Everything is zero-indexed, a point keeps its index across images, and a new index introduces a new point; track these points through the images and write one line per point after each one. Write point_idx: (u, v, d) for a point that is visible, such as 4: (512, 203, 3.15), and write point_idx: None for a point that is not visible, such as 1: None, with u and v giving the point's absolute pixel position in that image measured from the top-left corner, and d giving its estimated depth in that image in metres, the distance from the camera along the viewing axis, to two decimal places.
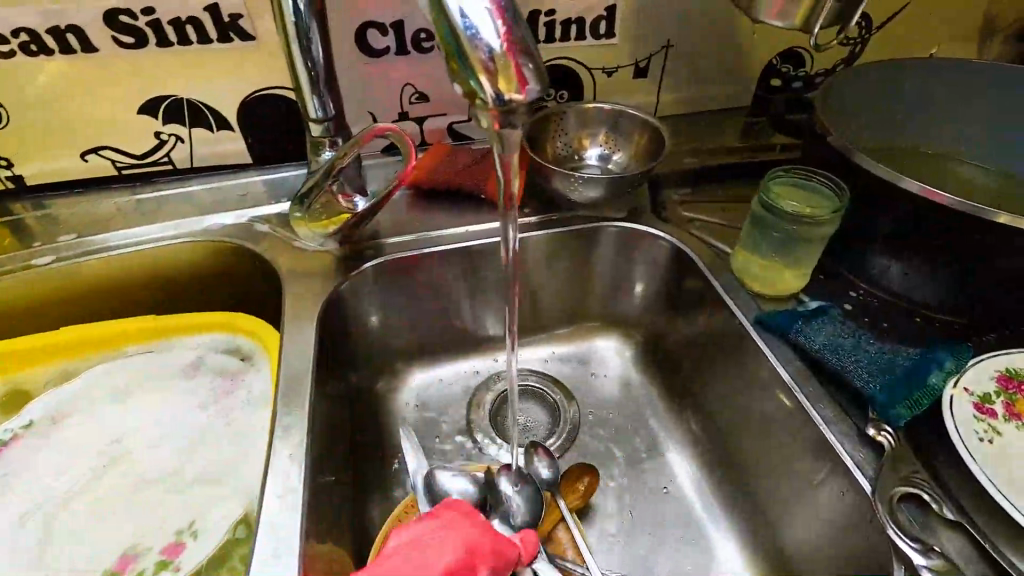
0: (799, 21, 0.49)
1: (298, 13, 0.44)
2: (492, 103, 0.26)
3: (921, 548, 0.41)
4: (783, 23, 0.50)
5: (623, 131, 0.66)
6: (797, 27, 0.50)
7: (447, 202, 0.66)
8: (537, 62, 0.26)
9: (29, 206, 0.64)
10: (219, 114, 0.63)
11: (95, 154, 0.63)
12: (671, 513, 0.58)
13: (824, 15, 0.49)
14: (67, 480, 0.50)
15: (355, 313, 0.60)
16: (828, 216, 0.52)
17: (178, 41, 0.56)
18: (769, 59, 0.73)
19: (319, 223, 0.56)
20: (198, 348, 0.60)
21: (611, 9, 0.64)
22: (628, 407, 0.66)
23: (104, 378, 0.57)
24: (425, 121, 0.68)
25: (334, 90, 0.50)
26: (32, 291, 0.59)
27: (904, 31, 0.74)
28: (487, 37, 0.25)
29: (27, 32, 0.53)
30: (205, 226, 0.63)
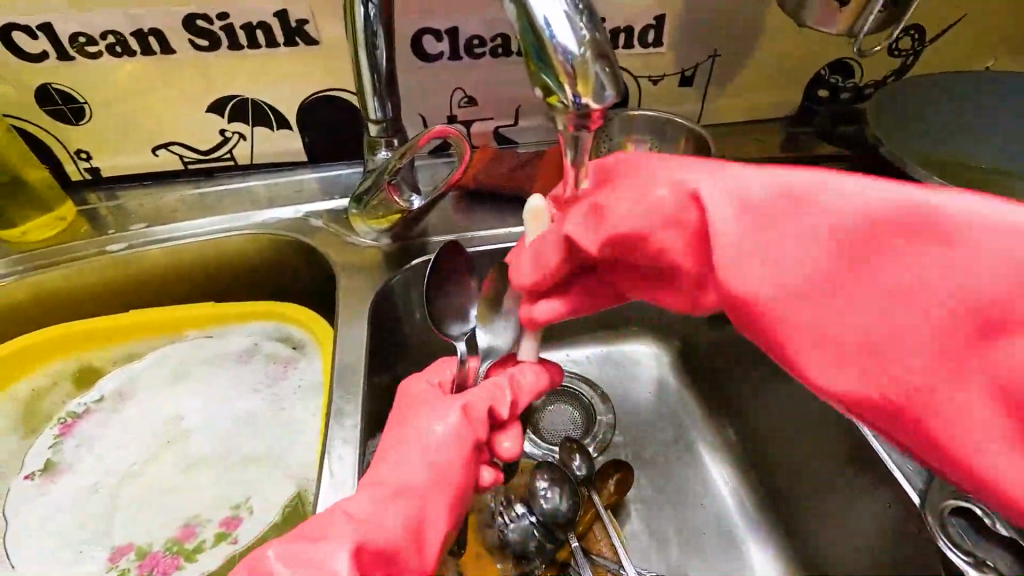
0: (845, 26, 0.49)
1: (367, 19, 0.47)
2: (569, 106, 0.27)
3: (974, 561, 0.43)
4: (829, 29, 0.50)
5: (667, 138, 0.67)
6: (843, 31, 0.50)
7: (491, 204, 0.68)
8: (614, 67, 0.27)
9: (104, 197, 0.68)
10: (280, 113, 0.66)
11: (165, 149, 0.67)
12: (705, 517, 0.59)
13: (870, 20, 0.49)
14: (134, 453, 0.54)
15: (401, 307, 0.62)
16: None
17: (247, 44, 0.60)
18: (817, 70, 0.72)
19: (374, 219, 0.58)
20: (253, 335, 0.63)
21: (660, 18, 0.65)
22: (663, 410, 0.66)
23: (168, 359, 0.61)
24: (473, 124, 0.70)
25: (394, 92, 0.52)
26: (105, 276, 0.63)
27: (960, 42, 0.73)
28: (567, 42, 0.26)
29: (113, 35, 0.57)
30: (263, 219, 0.66)
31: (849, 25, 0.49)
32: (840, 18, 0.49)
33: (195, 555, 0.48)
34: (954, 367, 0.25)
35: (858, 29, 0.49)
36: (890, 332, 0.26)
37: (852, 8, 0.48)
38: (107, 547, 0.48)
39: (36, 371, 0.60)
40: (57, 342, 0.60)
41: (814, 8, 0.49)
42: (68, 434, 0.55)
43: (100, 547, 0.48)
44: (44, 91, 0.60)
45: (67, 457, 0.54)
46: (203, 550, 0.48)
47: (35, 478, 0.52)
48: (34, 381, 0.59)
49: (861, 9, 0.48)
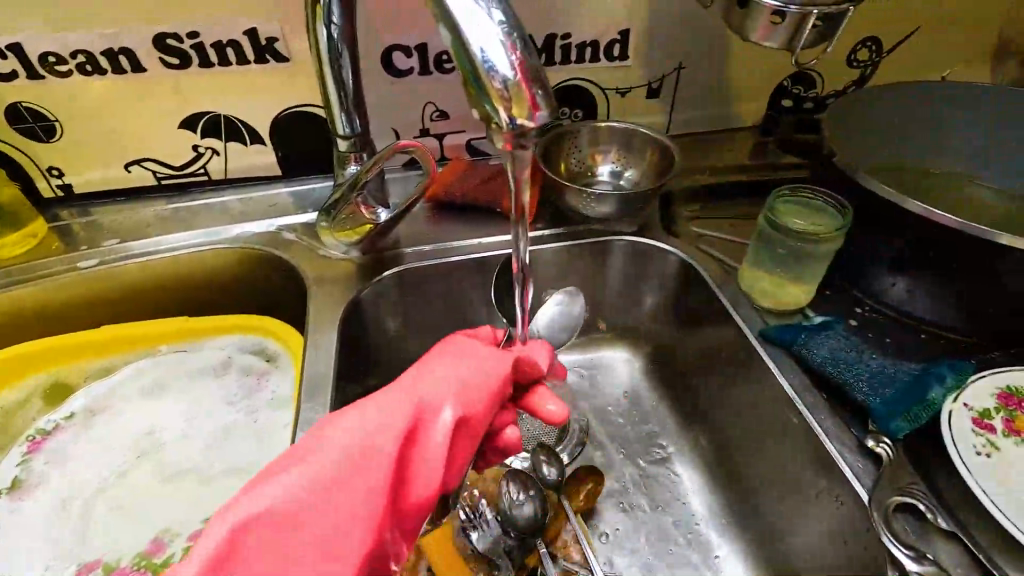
0: (784, 40, 0.51)
1: (331, 39, 0.48)
2: (505, 127, 0.29)
3: (914, 555, 0.42)
4: (771, 42, 0.52)
5: (634, 149, 0.69)
6: (781, 44, 0.52)
7: (463, 215, 0.69)
8: (546, 88, 0.28)
9: (76, 213, 0.69)
10: (253, 129, 0.67)
11: (138, 165, 0.68)
12: (674, 521, 0.60)
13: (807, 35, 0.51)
14: (103, 470, 0.54)
15: (374, 318, 0.63)
16: (831, 234, 0.54)
17: (218, 62, 0.61)
18: (779, 81, 0.75)
19: (343, 232, 0.59)
20: (227, 349, 0.63)
21: (624, 33, 0.67)
22: (634, 415, 0.67)
23: (140, 374, 0.61)
24: (445, 137, 0.71)
25: (360, 109, 0.53)
26: (77, 292, 0.63)
27: (915, 53, 0.76)
28: (501, 67, 0.27)
29: (83, 54, 0.58)
30: (237, 233, 0.67)
31: (786, 38, 0.51)
32: (777, 33, 0.51)
33: (162, 570, 0.48)
34: None
35: (795, 41, 0.51)
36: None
37: (790, 23, 0.49)
38: (73, 564, 0.48)
39: (5, 388, 0.60)
40: (27, 359, 0.60)
41: (756, 21, 0.51)
42: (36, 451, 0.55)
43: (66, 564, 0.48)
44: (15, 109, 0.61)
45: (35, 474, 0.54)
46: (171, 565, 0.48)
47: (2, 496, 0.52)
48: (3, 398, 0.59)
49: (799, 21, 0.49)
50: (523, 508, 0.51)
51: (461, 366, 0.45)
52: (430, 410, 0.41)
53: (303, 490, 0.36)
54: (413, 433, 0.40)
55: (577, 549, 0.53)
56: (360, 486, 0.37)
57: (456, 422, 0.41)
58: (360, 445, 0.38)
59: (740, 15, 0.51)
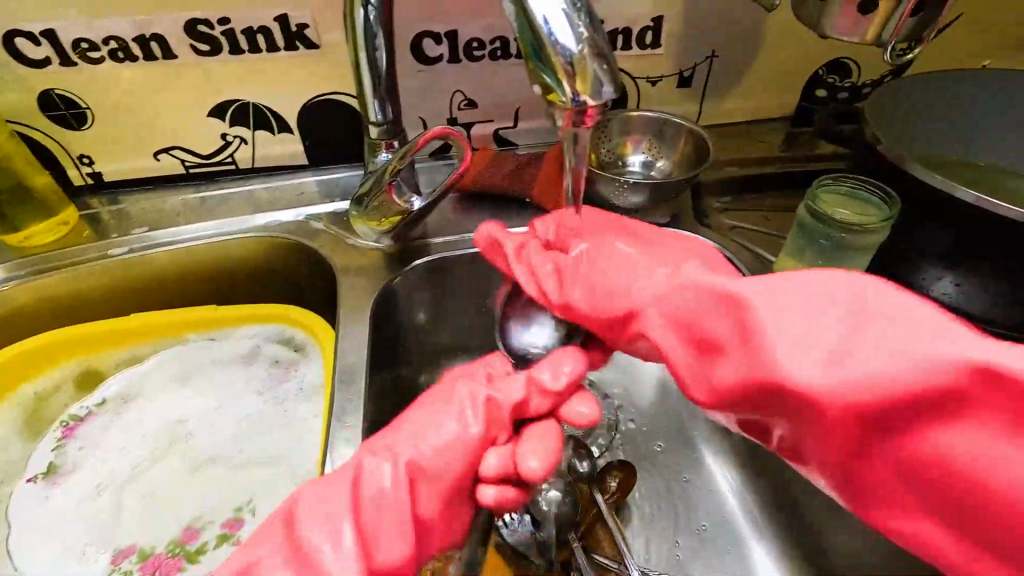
0: (869, 34, 0.46)
1: (367, 21, 0.47)
2: (568, 103, 0.28)
3: None
4: (850, 35, 0.47)
5: (666, 139, 0.67)
6: (868, 39, 0.47)
7: (491, 206, 0.68)
8: (611, 63, 0.27)
9: (106, 201, 0.69)
10: (281, 117, 0.66)
11: (167, 154, 0.67)
12: (707, 517, 0.59)
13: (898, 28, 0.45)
14: (136, 457, 0.54)
15: (402, 309, 0.63)
16: (877, 225, 0.52)
17: (248, 49, 0.60)
18: (815, 70, 0.73)
19: (376, 220, 0.58)
20: (255, 338, 0.63)
21: (658, 20, 0.65)
22: (663, 410, 0.66)
23: (170, 362, 0.61)
24: (473, 126, 0.70)
25: (395, 95, 0.53)
26: (108, 280, 0.64)
27: (956, 41, 0.73)
28: (565, 40, 0.26)
29: (116, 41, 0.58)
30: (265, 222, 0.67)
31: (871, 32, 0.46)
32: (863, 27, 0.46)
33: (197, 557, 0.48)
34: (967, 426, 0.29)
35: (885, 36, 0.46)
36: (877, 393, 0.29)
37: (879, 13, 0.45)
38: (110, 549, 0.48)
39: (40, 375, 0.60)
40: (60, 345, 0.60)
41: (836, 16, 0.47)
42: (70, 436, 0.55)
43: (103, 548, 0.48)
44: (47, 96, 0.61)
45: (69, 460, 0.54)
46: (205, 552, 0.48)
47: (38, 480, 0.52)
48: (37, 385, 0.59)
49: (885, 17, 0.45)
50: (555, 502, 0.50)
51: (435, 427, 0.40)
52: (373, 472, 0.38)
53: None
54: (365, 499, 0.37)
55: (613, 541, 0.52)
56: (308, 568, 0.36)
57: (411, 474, 0.38)
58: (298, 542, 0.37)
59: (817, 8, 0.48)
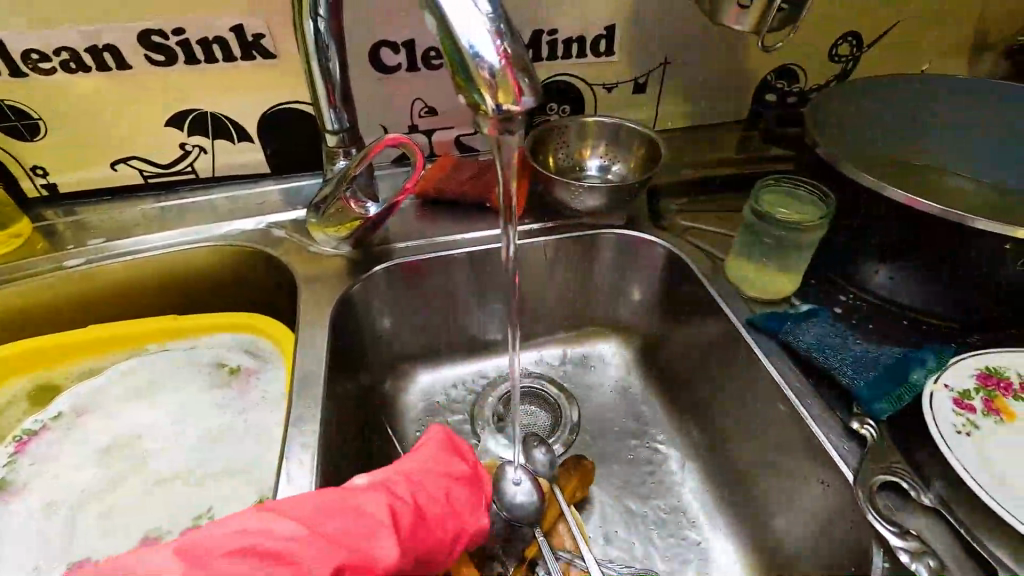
0: (752, 23, 0.51)
1: (317, 32, 0.48)
2: (492, 114, 0.29)
3: (899, 531, 0.43)
4: (741, 26, 0.52)
5: (621, 143, 0.69)
6: (751, 27, 0.52)
7: (453, 210, 0.69)
8: (532, 75, 0.29)
9: (61, 213, 0.68)
10: (240, 126, 0.66)
11: (124, 164, 0.67)
12: (665, 509, 0.60)
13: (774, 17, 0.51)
14: (92, 470, 0.53)
15: (364, 314, 0.63)
16: (815, 221, 0.55)
17: (205, 59, 0.61)
18: (763, 76, 0.76)
19: (333, 227, 0.59)
20: (216, 348, 0.63)
21: (610, 29, 0.67)
22: (624, 407, 0.68)
23: (128, 374, 0.60)
24: (434, 133, 0.71)
25: (348, 104, 0.54)
26: (63, 292, 0.63)
27: (894, 48, 0.77)
28: (487, 54, 0.28)
29: (67, 51, 0.58)
30: (225, 231, 0.67)
31: (755, 22, 0.51)
32: (747, 16, 0.51)
33: None
34: None
35: (763, 25, 0.51)
36: None
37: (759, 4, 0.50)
38: (64, 562, 0.48)
39: None
40: (11, 360, 0.59)
41: (725, 7, 0.51)
42: (23, 452, 0.54)
43: (57, 563, 0.48)
44: None
45: (22, 476, 0.53)
46: None
47: None
48: None
49: (765, 8, 0.50)
50: (519, 494, 0.53)
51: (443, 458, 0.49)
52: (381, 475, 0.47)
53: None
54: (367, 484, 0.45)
55: (569, 534, 0.53)
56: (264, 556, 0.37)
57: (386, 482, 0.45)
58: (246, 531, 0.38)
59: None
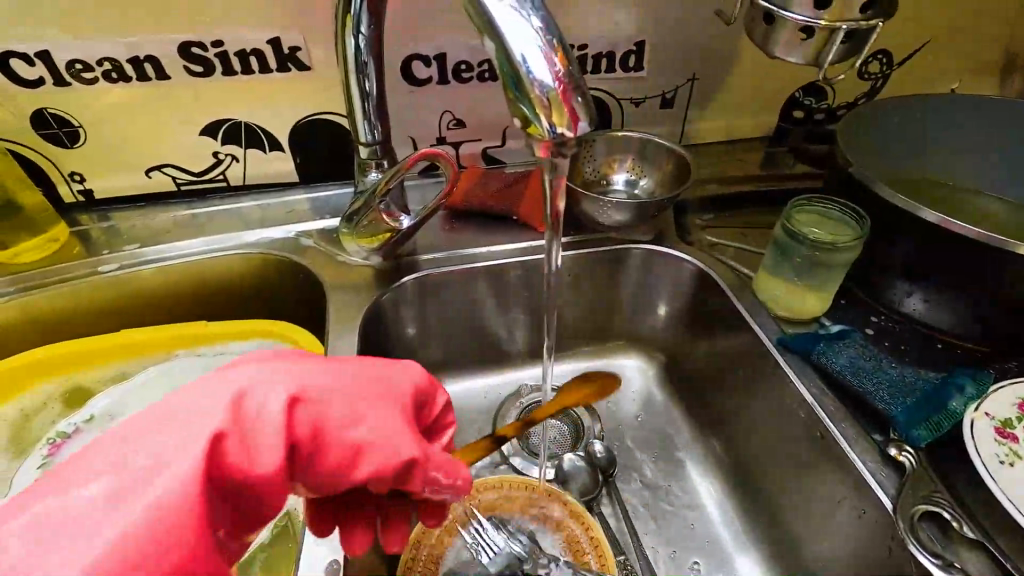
0: (810, 54, 0.51)
1: (358, 49, 0.48)
2: (545, 135, 0.29)
3: (942, 564, 0.42)
4: (797, 58, 0.52)
5: (648, 158, 0.69)
6: (810, 60, 0.52)
7: (480, 222, 0.70)
8: (585, 97, 0.29)
9: (96, 218, 0.69)
10: (272, 135, 0.67)
11: (158, 171, 0.68)
12: (689, 526, 0.60)
13: (834, 51, 0.51)
14: None
15: (391, 325, 0.64)
16: (849, 243, 0.54)
17: (241, 70, 0.62)
18: (791, 92, 0.75)
19: (365, 238, 0.59)
20: (243, 355, 0.63)
21: (640, 44, 0.68)
22: (648, 421, 0.68)
23: (159, 379, 0.61)
24: (462, 145, 0.72)
25: (383, 117, 0.54)
26: (97, 296, 0.64)
27: (925, 65, 0.76)
28: (543, 76, 0.28)
29: (110, 61, 0.59)
30: (256, 239, 0.68)
31: (814, 52, 0.51)
32: (805, 47, 0.51)
33: None
34: None
35: (823, 58, 0.51)
36: None
37: (817, 36, 0.50)
38: None
39: (26, 391, 0.60)
40: (47, 363, 0.61)
41: (780, 35, 0.51)
42: (57, 453, 0.55)
43: None
44: (40, 115, 0.62)
45: None
46: None
47: None
48: (20, 404, 0.59)
49: (824, 41, 0.50)
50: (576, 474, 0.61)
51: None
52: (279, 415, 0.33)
53: (133, 510, 0.28)
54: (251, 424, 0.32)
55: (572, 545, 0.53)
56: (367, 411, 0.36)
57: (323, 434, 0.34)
58: (335, 386, 0.36)
59: (766, 30, 0.52)
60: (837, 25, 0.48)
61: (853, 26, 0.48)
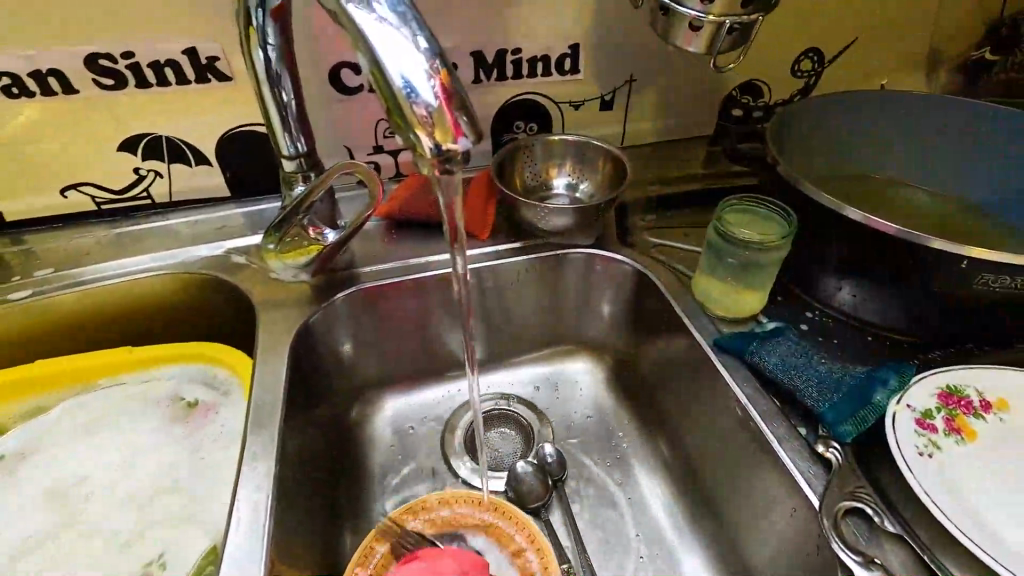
0: (705, 45, 0.51)
1: (268, 61, 0.46)
2: (430, 153, 0.28)
3: (863, 560, 0.43)
4: (692, 48, 0.52)
5: (587, 162, 0.69)
6: (703, 50, 0.52)
7: (420, 231, 0.68)
8: (470, 114, 0.28)
9: (9, 242, 0.65)
10: (197, 149, 0.64)
11: (75, 190, 0.65)
12: (639, 531, 0.59)
13: (725, 41, 0.51)
14: (32, 520, 0.50)
15: (328, 342, 0.62)
16: (778, 241, 0.55)
17: (156, 82, 0.59)
18: (728, 91, 0.76)
19: (291, 254, 0.57)
20: (170, 381, 0.60)
21: (574, 48, 0.67)
22: (598, 426, 0.67)
23: (77, 411, 0.58)
24: (400, 154, 0.70)
25: (304, 130, 0.52)
26: (7, 325, 0.60)
27: (855, 62, 0.78)
28: (423, 93, 0.27)
29: (8, 76, 0.55)
30: (184, 258, 0.65)
31: (706, 43, 0.51)
32: (698, 38, 0.51)
33: None
34: None
35: (715, 47, 0.51)
36: None
37: (708, 28, 0.50)
38: None
39: None
40: None
41: (677, 28, 0.51)
42: None
43: None
44: None
45: None
46: None
47: None
48: None
49: (715, 31, 0.50)
50: (526, 481, 0.59)
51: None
52: None
53: None
54: None
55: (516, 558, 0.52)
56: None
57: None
58: None
59: (664, 21, 0.52)
60: (723, 17, 0.48)
61: (738, 18, 0.48)
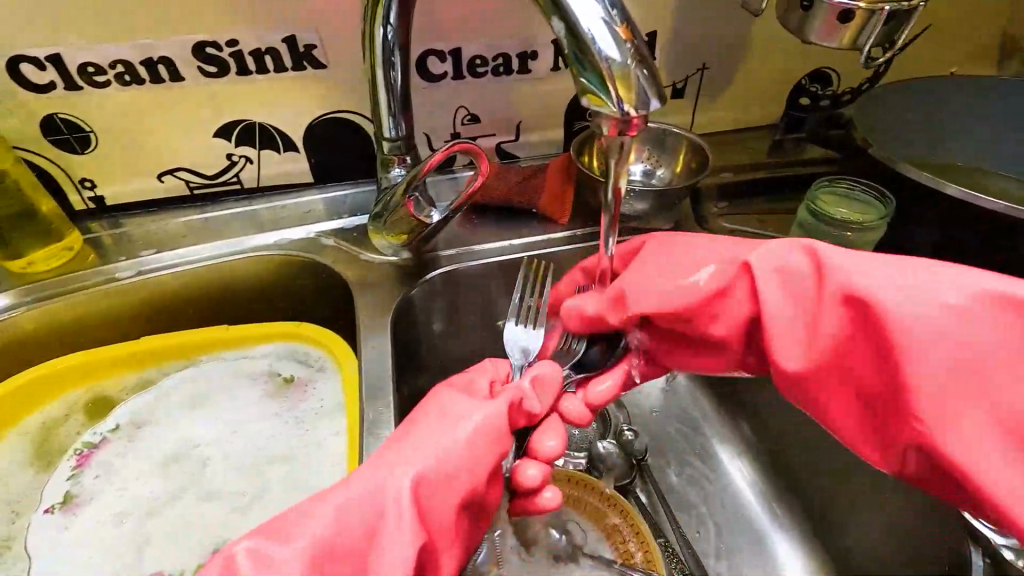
0: (847, 40, 0.52)
1: (386, 40, 0.48)
2: (613, 110, 0.30)
3: None
4: (832, 42, 0.52)
5: (666, 148, 0.70)
6: (846, 45, 0.52)
7: (500, 216, 0.70)
8: (650, 70, 0.30)
9: (108, 225, 0.68)
10: (287, 136, 0.67)
11: (171, 176, 0.67)
12: (729, 508, 0.61)
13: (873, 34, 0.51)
14: (155, 484, 0.53)
15: (418, 321, 0.64)
16: (872, 222, 0.55)
17: (256, 70, 0.61)
18: (797, 80, 0.76)
19: (392, 235, 0.59)
20: (269, 356, 0.62)
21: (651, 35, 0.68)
22: (673, 411, 0.67)
23: (186, 384, 0.60)
24: (477, 141, 0.72)
25: (407, 112, 0.54)
26: (114, 302, 0.63)
27: (925, 50, 0.78)
28: (609, 49, 0.29)
29: (123, 64, 0.58)
30: (276, 240, 0.67)
31: (851, 36, 0.52)
32: (842, 32, 0.51)
33: None
34: (949, 432, 0.34)
35: (862, 41, 0.51)
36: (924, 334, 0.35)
37: (857, 19, 0.50)
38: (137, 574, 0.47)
39: (52, 401, 0.59)
40: (67, 373, 0.59)
41: (818, 22, 0.52)
42: (85, 464, 0.54)
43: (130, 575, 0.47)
44: (51, 121, 0.60)
45: (86, 488, 0.52)
46: None
47: (55, 511, 0.51)
48: (44, 415, 0.58)
49: (862, 25, 0.50)
50: (614, 464, 0.59)
51: (656, 280, 0.46)
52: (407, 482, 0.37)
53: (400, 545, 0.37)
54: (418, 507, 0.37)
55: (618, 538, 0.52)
56: (458, 487, 0.38)
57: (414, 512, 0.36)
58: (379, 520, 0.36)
59: (803, 17, 0.53)
60: (878, 5, 0.49)
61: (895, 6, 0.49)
